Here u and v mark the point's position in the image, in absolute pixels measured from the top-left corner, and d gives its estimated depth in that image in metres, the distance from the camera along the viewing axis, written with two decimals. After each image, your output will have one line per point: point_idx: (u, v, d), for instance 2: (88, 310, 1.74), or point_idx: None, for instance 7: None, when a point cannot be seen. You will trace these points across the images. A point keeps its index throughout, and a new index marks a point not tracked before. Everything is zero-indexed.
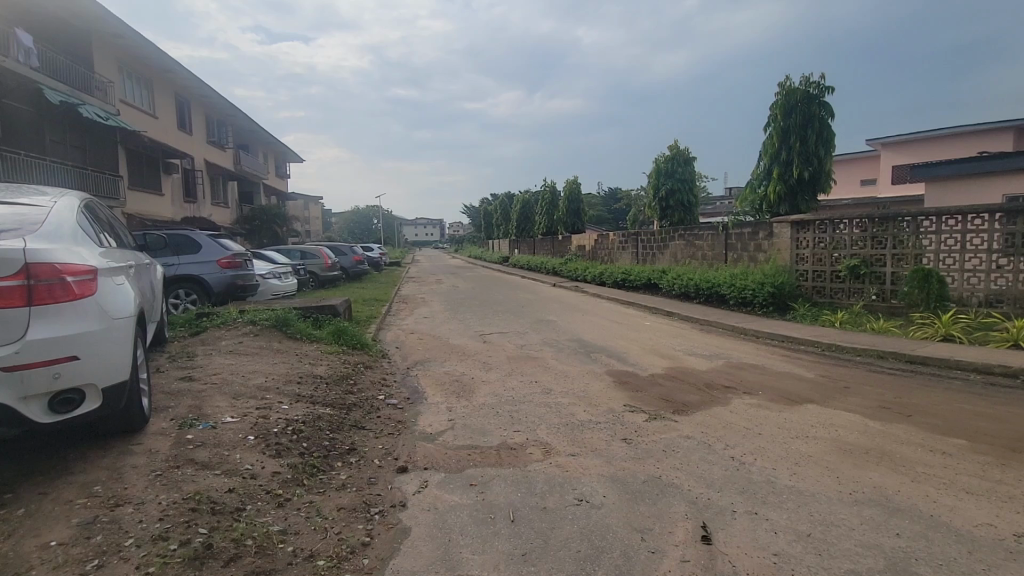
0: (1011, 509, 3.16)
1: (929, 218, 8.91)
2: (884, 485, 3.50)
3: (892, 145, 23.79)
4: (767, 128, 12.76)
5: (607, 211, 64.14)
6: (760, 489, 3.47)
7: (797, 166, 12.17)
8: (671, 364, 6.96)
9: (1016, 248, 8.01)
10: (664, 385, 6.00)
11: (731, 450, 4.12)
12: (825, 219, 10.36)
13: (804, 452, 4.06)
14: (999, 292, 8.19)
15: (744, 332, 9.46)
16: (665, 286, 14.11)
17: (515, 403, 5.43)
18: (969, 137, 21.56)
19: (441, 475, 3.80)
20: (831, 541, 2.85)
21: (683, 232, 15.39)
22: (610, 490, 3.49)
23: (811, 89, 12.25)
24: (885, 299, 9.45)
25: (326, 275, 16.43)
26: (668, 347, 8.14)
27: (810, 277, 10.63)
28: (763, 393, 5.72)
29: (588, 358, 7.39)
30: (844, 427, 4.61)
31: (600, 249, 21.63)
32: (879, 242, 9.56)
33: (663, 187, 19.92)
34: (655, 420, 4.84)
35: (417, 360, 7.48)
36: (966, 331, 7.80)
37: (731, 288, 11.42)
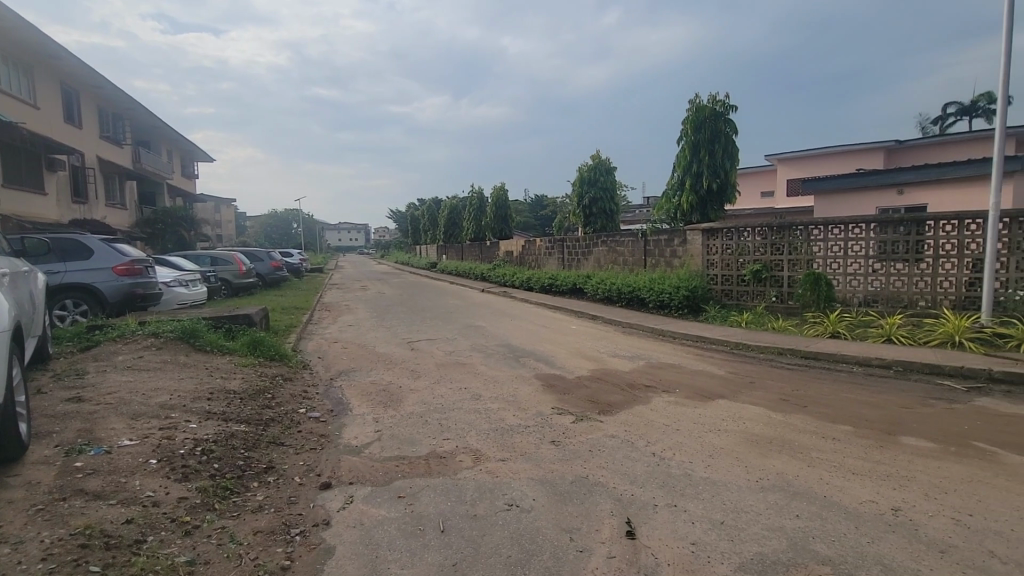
0: (887, 486, 3.58)
1: (818, 227, 9.92)
2: (785, 471, 3.84)
3: (786, 160, 26.19)
4: (679, 141, 13.63)
5: (533, 217, 65.25)
6: (679, 482, 3.68)
7: (706, 177, 13.10)
8: (596, 366, 7.22)
9: (888, 254, 9.12)
10: (589, 386, 6.20)
11: (652, 447, 4.34)
12: (731, 227, 11.19)
13: (717, 444, 4.37)
14: (875, 293, 9.27)
15: (662, 334, 9.99)
16: (589, 290, 14.57)
17: (444, 411, 5.38)
18: (848, 155, 24.25)
19: (367, 489, 3.67)
20: (741, 527, 3.08)
21: (606, 238, 16.00)
22: (540, 493, 3.55)
23: (718, 107, 13.23)
24: (783, 300, 10.37)
25: (240, 282, 15.41)
26: (593, 350, 8.43)
27: (719, 281, 11.42)
28: (680, 390, 6.07)
29: (516, 363, 7.46)
30: (750, 420, 5.00)
31: (527, 254, 21.95)
32: (777, 249, 10.49)
33: (587, 195, 20.64)
34: (581, 422, 4.98)
35: (341, 369, 7.20)
36: (850, 328, 8.74)
37: (650, 292, 12.02)
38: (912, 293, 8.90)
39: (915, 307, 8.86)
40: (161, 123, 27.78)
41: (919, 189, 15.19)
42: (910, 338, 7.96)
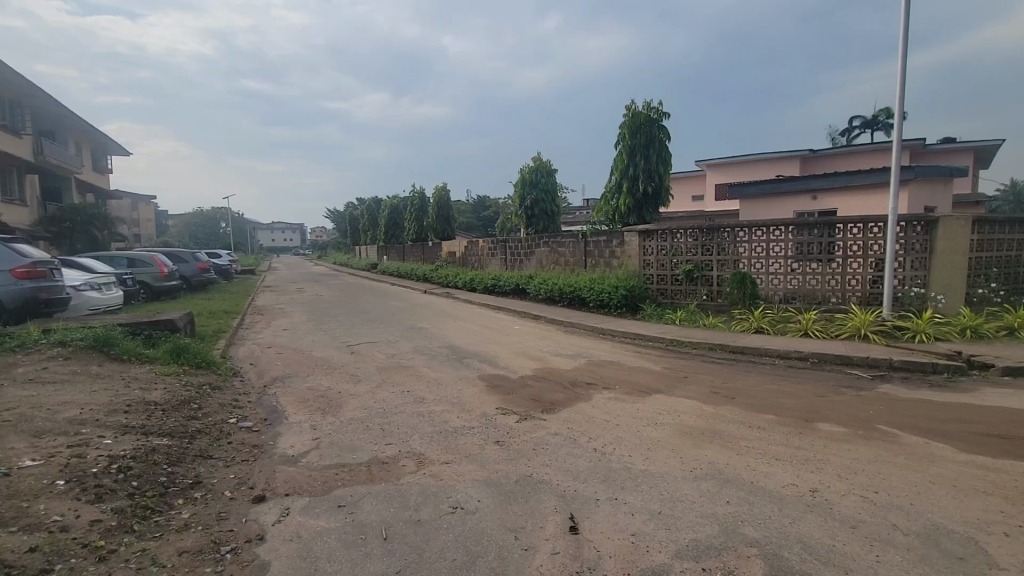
0: (806, 469, 3.88)
1: (743, 230, 10.54)
2: (716, 460, 4.06)
3: (715, 166, 27.64)
4: (617, 145, 14.08)
5: (476, 218, 65.12)
6: (619, 476, 3.80)
7: (642, 181, 13.63)
8: (539, 366, 7.31)
9: (805, 255, 9.86)
10: (533, 386, 6.27)
11: (594, 443, 4.45)
12: (665, 229, 11.68)
13: (654, 438, 4.55)
14: (793, 290, 9.99)
15: (602, 332, 10.28)
16: (532, 290, 14.75)
17: (387, 415, 5.26)
18: (769, 163, 26.00)
19: (305, 500, 3.53)
20: (677, 516, 3.22)
21: (547, 240, 16.24)
22: (484, 494, 3.56)
23: (652, 113, 13.77)
24: (713, 298, 10.96)
25: (162, 285, 14.36)
26: (536, 349, 8.53)
27: (655, 280, 11.89)
28: (619, 387, 6.27)
29: (460, 364, 7.43)
30: (685, 412, 5.24)
31: (470, 256, 21.89)
32: (707, 250, 11.06)
33: (528, 197, 20.88)
34: (525, 421, 5.03)
35: (276, 376, 6.87)
36: (772, 323, 9.36)
37: (590, 291, 12.33)
38: (825, 290, 9.67)
39: (828, 303, 9.63)
40: (67, 112, 25.36)
41: (830, 195, 16.51)
42: (823, 332, 8.65)
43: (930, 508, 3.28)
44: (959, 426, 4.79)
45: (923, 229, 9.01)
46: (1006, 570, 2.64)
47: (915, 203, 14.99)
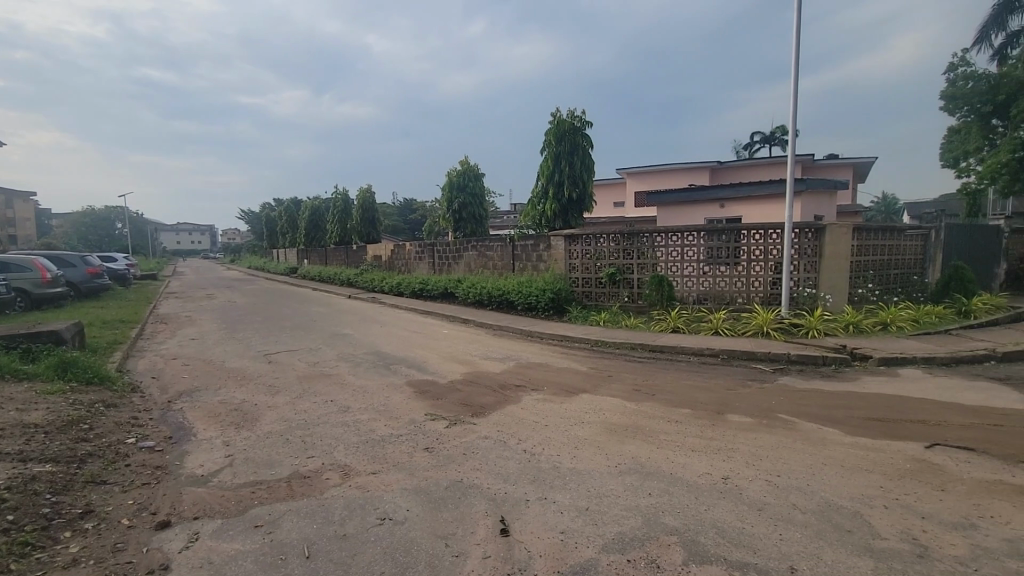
0: (718, 458, 4.17)
1: (660, 235, 11.14)
2: (638, 454, 4.26)
3: (634, 174, 29.01)
4: (543, 152, 14.43)
5: (402, 221, 63.81)
6: (548, 475, 3.87)
7: (567, 187, 14.06)
8: (468, 370, 7.29)
9: (715, 258, 10.59)
10: (462, 390, 6.24)
11: (523, 444, 4.51)
12: (589, 234, 12.07)
13: (580, 436, 4.69)
14: (705, 292, 10.71)
15: (530, 334, 10.44)
16: (460, 294, 14.69)
17: (309, 427, 5.02)
18: (682, 173, 27.70)
19: (216, 522, 3.28)
20: (604, 510, 3.34)
21: (475, 243, 16.23)
22: (413, 503, 3.49)
23: (576, 122, 14.23)
24: (634, 300, 11.48)
25: (44, 292, 12.77)
26: (464, 353, 8.49)
27: (580, 283, 12.27)
28: (547, 388, 6.40)
29: (387, 371, 7.23)
30: (609, 410, 5.45)
31: (396, 259, 21.40)
32: (628, 254, 11.56)
33: (456, 200, 20.80)
34: (455, 426, 5.00)
35: (182, 390, 6.31)
36: (687, 322, 9.97)
37: (518, 294, 12.49)
38: (733, 291, 10.44)
39: (735, 303, 10.42)
40: None
41: (736, 204, 17.87)
42: (732, 330, 9.35)
43: (822, 486, 3.65)
44: (845, 412, 5.36)
45: (813, 236, 9.99)
46: (886, 538, 2.98)
47: (807, 213, 16.60)
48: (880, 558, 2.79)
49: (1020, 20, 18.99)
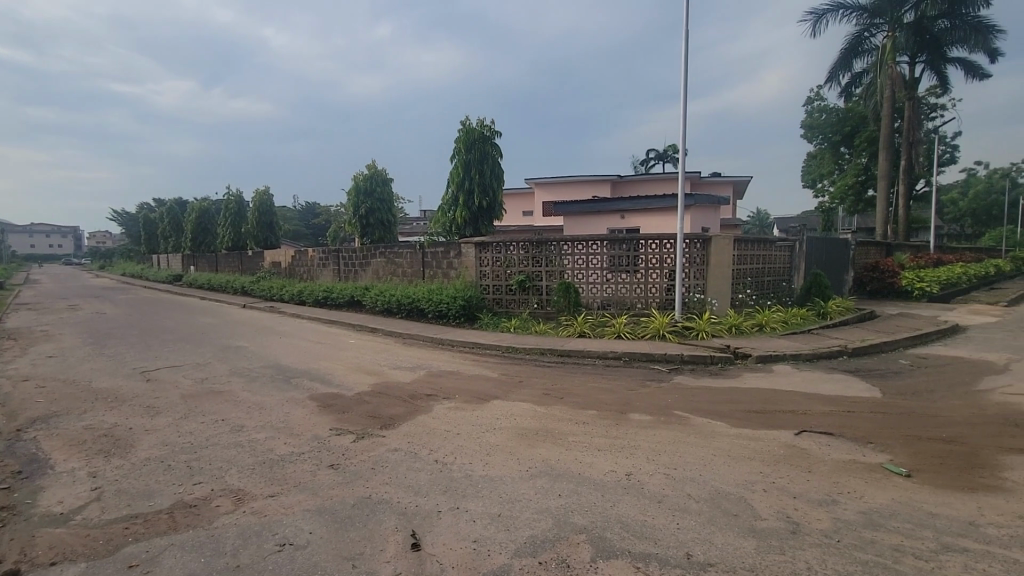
0: (622, 456, 4.39)
1: (567, 244, 11.55)
2: (548, 457, 4.37)
3: (542, 185, 29.89)
4: (453, 159, 14.51)
5: (304, 226, 60.43)
6: (460, 485, 3.84)
7: (478, 196, 14.23)
8: (376, 380, 7.05)
9: (617, 266, 11.19)
10: (370, 402, 6.02)
11: (435, 454, 4.44)
12: (498, 241, 12.22)
13: (492, 442, 4.71)
14: (608, 298, 11.27)
15: (441, 342, 10.32)
16: (368, 302, 14.17)
17: (196, 450, 4.56)
18: (587, 185, 29.00)
19: (81, 566, 2.87)
20: (516, 515, 3.38)
21: (383, 250, 15.74)
22: (316, 524, 3.29)
23: (485, 131, 14.48)
24: (543, 306, 11.79)
25: None
26: (372, 364, 8.19)
27: (491, 290, 12.37)
28: (459, 396, 6.36)
29: (287, 385, 6.78)
30: (520, 415, 5.54)
31: (298, 266, 20.21)
32: (536, 262, 11.86)
33: (362, 205, 20.12)
34: (362, 439, 4.80)
35: (34, 416, 5.45)
36: (592, 327, 10.44)
37: (428, 302, 12.33)
38: (633, 297, 11.10)
39: (635, 308, 11.08)
40: None
41: (635, 216, 19.00)
42: (632, 334, 9.92)
43: (713, 475, 3.97)
44: (731, 406, 5.90)
45: (702, 246, 10.93)
46: (765, 519, 3.31)
47: (696, 225, 18.12)
48: (761, 537, 3.09)
49: (861, 64, 22.27)
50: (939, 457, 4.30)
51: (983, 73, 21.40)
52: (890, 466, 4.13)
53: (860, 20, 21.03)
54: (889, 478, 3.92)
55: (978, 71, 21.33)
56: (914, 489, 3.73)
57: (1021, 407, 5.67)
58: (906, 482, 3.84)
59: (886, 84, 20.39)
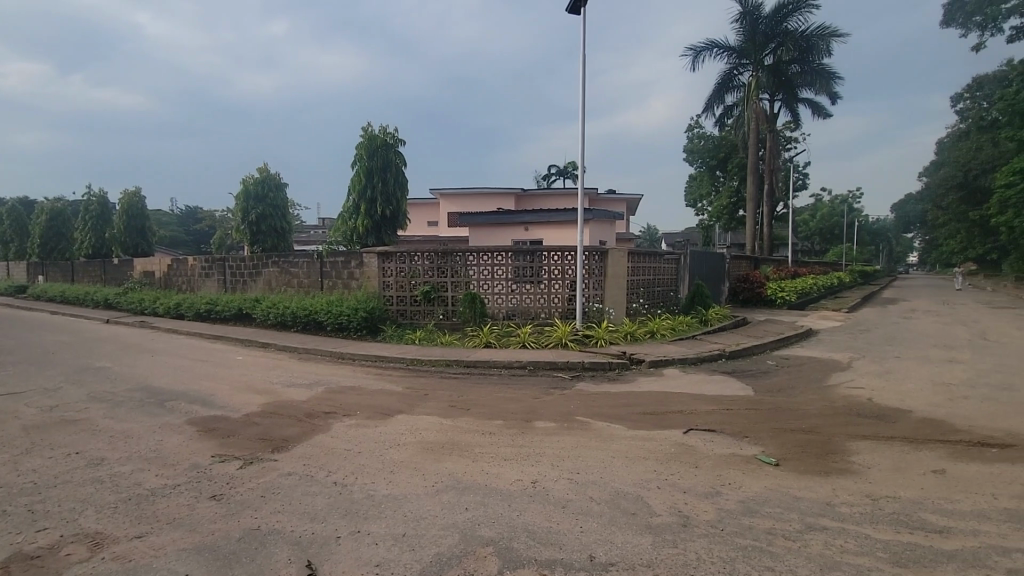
0: (528, 464, 4.44)
1: (473, 254, 11.58)
2: (454, 470, 4.30)
3: (447, 196, 29.77)
4: (354, 165, 14.65)
5: (184, 231, 54.82)
6: (362, 506, 3.65)
7: (380, 204, 14.58)
8: (268, 399, 6.52)
9: (521, 277, 11.42)
10: (260, 423, 5.54)
11: (334, 475, 4.19)
12: (403, 251, 11.94)
13: (396, 459, 4.54)
14: (513, 308, 11.45)
15: (341, 357, 9.81)
16: (258, 315, 13.13)
17: (40, 490, 3.88)
18: (491, 197, 29.42)
19: None
20: (421, 534, 3.27)
21: (276, 259, 14.69)
22: (195, 565, 2.94)
23: (388, 138, 14.80)
24: (449, 317, 11.68)
25: None
26: (263, 382, 7.56)
27: (394, 302, 12.03)
28: (360, 412, 6.07)
29: (159, 409, 6.04)
30: (425, 429, 5.41)
31: (175, 276, 18.23)
32: (442, 272, 11.74)
33: (252, 211, 18.73)
34: (250, 465, 4.40)
35: None
36: (498, 337, 10.53)
37: (327, 314, 11.70)
38: (536, 307, 11.38)
39: (539, 318, 11.37)
40: None
41: (539, 228, 19.57)
42: (536, 343, 10.15)
43: (613, 477, 4.15)
44: (628, 409, 6.22)
45: (600, 258, 11.53)
46: (660, 515, 3.51)
47: (594, 238, 19.07)
48: (656, 533, 3.28)
49: (731, 98, 24.96)
50: (801, 446, 4.86)
51: (826, 113, 24.92)
52: (763, 457, 4.59)
53: (731, 58, 23.65)
54: (762, 467, 4.36)
55: (822, 111, 24.77)
56: (783, 477, 4.17)
57: (862, 399, 6.61)
58: (777, 471, 4.28)
59: (752, 117, 23.01)
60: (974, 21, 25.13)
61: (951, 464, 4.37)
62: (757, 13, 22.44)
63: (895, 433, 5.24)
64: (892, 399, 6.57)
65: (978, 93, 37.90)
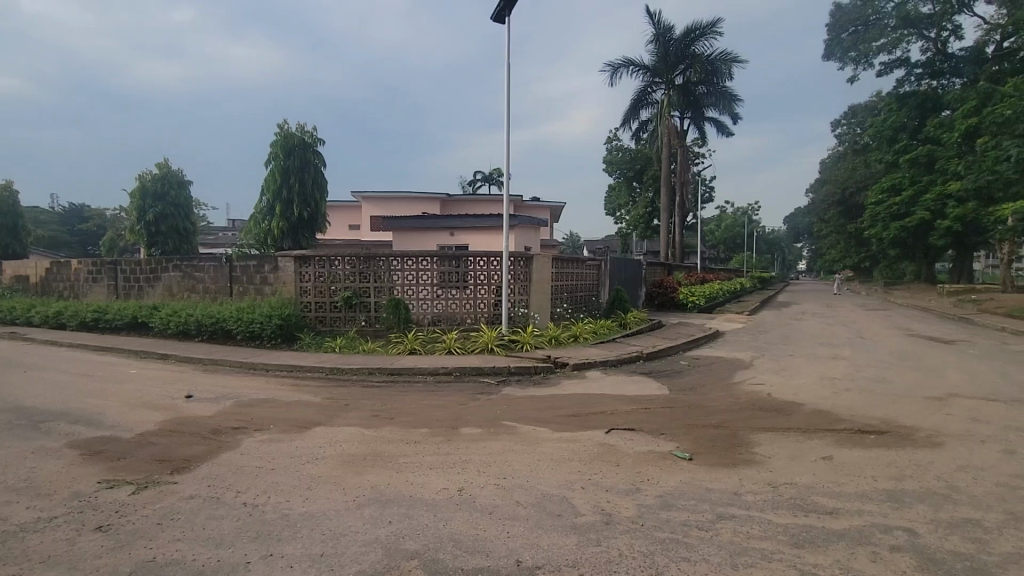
0: (454, 472, 4.37)
1: (397, 259, 11.29)
2: (378, 482, 4.14)
3: (370, 199, 28.87)
4: (269, 163, 14.60)
5: (67, 232, 49.02)
6: (275, 527, 3.41)
7: (297, 205, 14.61)
8: (167, 416, 5.94)
9: (447, 282, 11.31)
10: (158, 443, 5.03)
11: (243, 496, 3.88)
12: (322, 256, 11.38)
13: (314, 474, 4.30)
14: (438, 314, 11.30)
15: (253, 367, 9.17)
16: (156, 324, 11.97)
17: None
18: (417, 201, 28.97)
19: None
20: (341, 552, 3.11)
21: (178, 262, 13.47)
22: None
23: (306, 138, 14.87)
24: (371, 324, 11.28)
25: None
26: (161, 397, 6.87)
27: (313, 308, 11.43)
28: (273, 426, 5.69)
29: (32, 432, 5.30)
30: (346, 441, 5.17)
31: (56, 281, 16.19)
32: (364, 277, 11.33)
33: (150, 210, 17.14)
34: (145, 490, 3.97)
35: None
36: (423, 343, 10.35)
37: (237, 322, 10.92)
38: (462, 313, 11.32)
39: (465, 324, 11.31)
40: None
41: (465, 234, 19.52)
42: (462, 348, 10.08)
43: (539, 480, 4.19)
44: (553, 412, 6.32)
45: (525, 264, 11.70)
46: (584, 515, 3.59)
47: (519, 243, 19.32)
48: (581, 533, 3.34)
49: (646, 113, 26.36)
50: (712, 441, 5.19)
51: (729, 131, 26.99)
52: (678, 452, 4.84)
53: (645, 76, 25.05)
54: (678, 463, 4.60)
55: (726, 130, 26.81)
56: (696, 471, 4.42)
57: (763, 394, 7.19)
58: (690, 465, 4.54)
59: (665, 132, 24.51)
60: (850, 56, 28.39)
61: (838, 451, 4.86)
62: (668, 35, 24.01)
63: (791, 425, 5.74)
64: (788, 393, 7.20)
65: (853, 119, 43.13)
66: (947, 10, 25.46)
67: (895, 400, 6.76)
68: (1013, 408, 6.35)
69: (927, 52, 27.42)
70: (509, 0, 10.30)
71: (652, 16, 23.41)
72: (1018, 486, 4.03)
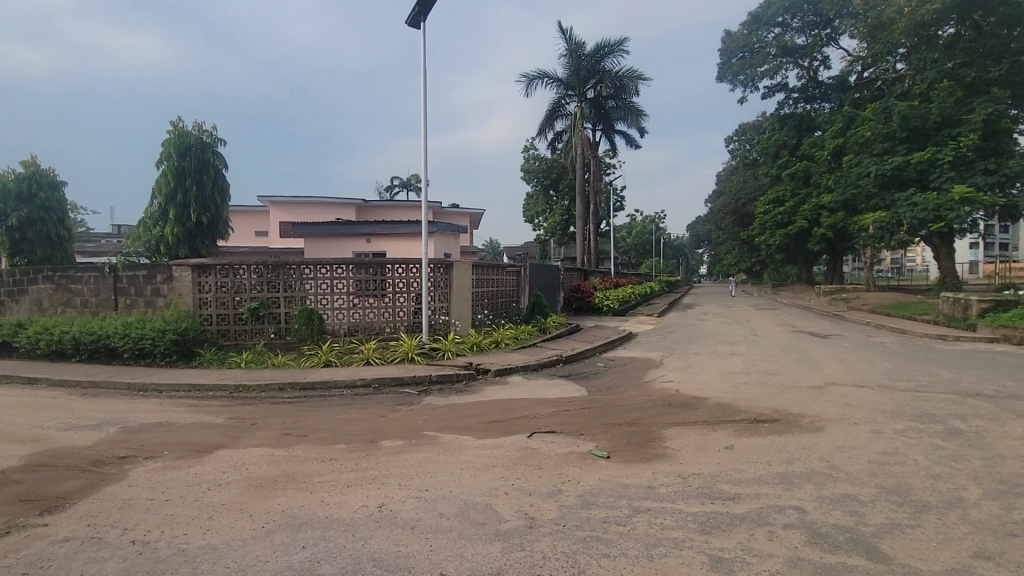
0: (373, 487, 4.21)
1: (309, 268, 10.71)
2: (290, 505, 3.88)
3: (279, 204, 27.31)
4: (161, 164, 13.39)
5: None
6: (171, 563, 3.09)
7: (194, 211, 13.50)
8: (35, 449, 5.19)
9: (364, 290, 10.93)
10: (22, 481, 4.37)
11: (131, 533, 3.48)
12: (224, 264, 10.53)
13: (217, 502, 3.96)
14: (355, 324, 10.88)
15: (143, 389, 8.26)
16: (22, 343, 10.44)
17: None
18: (331, 207, 27.83)
19: None
20: None
21: (50, 272, 11.86)
22: None
23: (203, 137, 13.77)
24: (282, 336, 10.61)
25: None
26: (28, 426, 6.01)
27: (214, 321, 10.52)
28: (168, 452, 5.17)
29: None
30: (253, 463, 4.80)
31: None
32: (273, 286, 10.64)
33: (12, 214, 15.00)
34: (5, 536, 3.43)
35: None
36: (338, 355, 9.90)
37: (125, 339, 9.82)
38: (380, 322, 10.99)
39: (383, 333, 10.99)
40: None
41: (381, 240, 18.94)
42: (381, 359, 9.77)
43: (461, 489, 4.15)
44: (475, 419, 6.29)
45: (444, 271, 11.57)
46: (507, 521, 3.60)
47: (438, 250, 19.10)
48: (505, 539, 3.35)
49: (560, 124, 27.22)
50: (626, 438, 5.42)
51: (637, 144, 28.59)
52: (596, 451, 5.01)
53: (559, 89, 25.91)
54: (597, 461, 4.75)
55: (634, 142, 28.35)
56: (613, 468, 4.60)
57: (673, 391, 7.64)
58: (607, 462, 4.72)
59: (578, 143, 25.45)
60: (739, 79, 31.08)
61: (738, 440, 5.27)
62: (580, 51, 25.02)
63: (697, 418, 6.14)
64: (695, 389, 7.71)
65: (744, 137, 47.41)
66: (817, 43, 28.73)
67: (784, 390, 7.47)
68: (878, 392, 7.26)
69: (802, 78, 30.72)
70: (424, 7, 10.22)
71: (565, 32, 24.26)
72: (885, 462, 4.60)
